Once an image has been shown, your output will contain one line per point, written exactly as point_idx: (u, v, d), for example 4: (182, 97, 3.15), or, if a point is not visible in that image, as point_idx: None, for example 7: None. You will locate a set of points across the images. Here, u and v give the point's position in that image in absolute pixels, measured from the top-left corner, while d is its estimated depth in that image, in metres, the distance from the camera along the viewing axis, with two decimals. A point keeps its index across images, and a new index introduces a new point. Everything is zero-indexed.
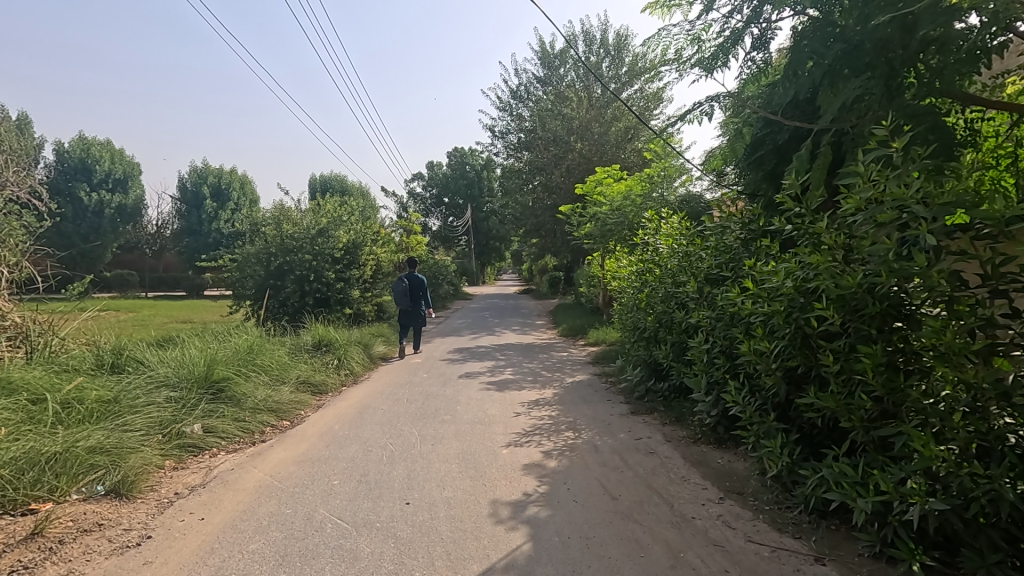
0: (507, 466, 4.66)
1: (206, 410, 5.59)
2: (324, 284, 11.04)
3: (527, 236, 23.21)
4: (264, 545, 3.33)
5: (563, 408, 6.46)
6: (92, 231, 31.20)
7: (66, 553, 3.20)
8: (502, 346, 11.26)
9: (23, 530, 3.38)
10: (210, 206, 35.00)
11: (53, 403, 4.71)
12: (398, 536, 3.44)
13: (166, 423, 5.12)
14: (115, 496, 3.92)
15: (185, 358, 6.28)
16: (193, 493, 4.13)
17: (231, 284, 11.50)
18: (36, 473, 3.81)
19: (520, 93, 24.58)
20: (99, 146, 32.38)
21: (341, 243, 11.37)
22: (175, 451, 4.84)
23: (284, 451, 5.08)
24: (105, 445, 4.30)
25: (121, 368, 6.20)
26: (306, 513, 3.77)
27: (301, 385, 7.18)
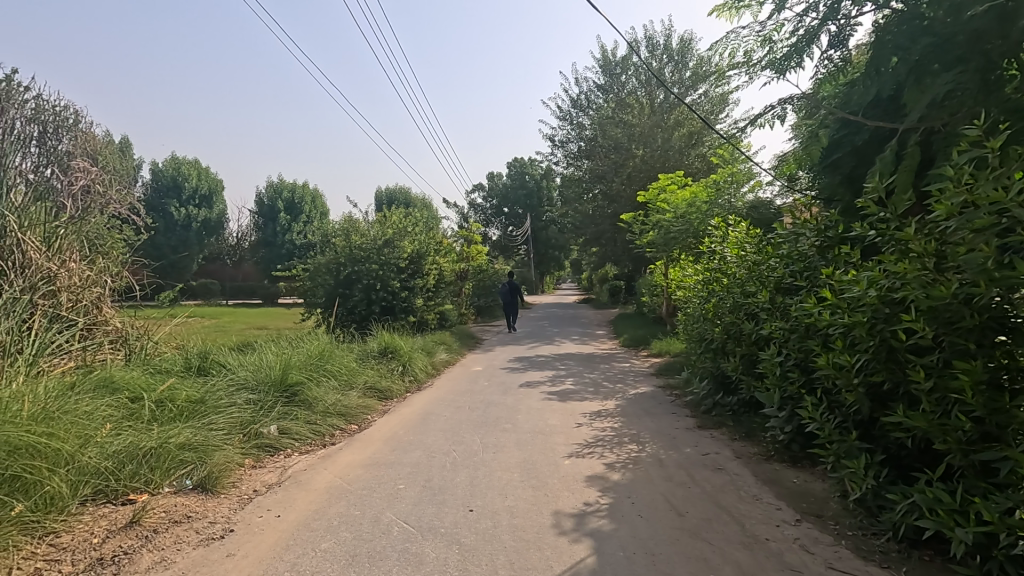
0: (569, 477, 4.61)
1: (281, 412, 5.89)
2: (389, 292, 11.41)
3: (587, 245, 23.02)
4: (335, 544, 3.46)
5: (626, 420, 6.33)
6: (180, 243, 33.75)
7: (160, 542, 3.44)
8: (563, 355, 11.20)
9: (123, 518, 3.67)
10: (285, 219, 37.10)
11: (149, 401, 5.10)
12: (462, 543, 3.48)
13: (246, 423, 5.44)
14: (202, 490, 4.20)
15: (262, 362, 6.65)
16: (270, 491, 4.36)
17: (303, 293, 12.09)
18: (134, 466, 4.13)
19: (581, 102, 24.59)
20: (189, 165, 35.00)
21: (406, 253, 11.74)
22: (254, 450, 5.13)
23: (351, 455, 5.27)
24: (193, 442, 4.61)
25: (206, 371, 6.63)
26: (373, 515, 3.89)
27: (368, 390, 7.44)
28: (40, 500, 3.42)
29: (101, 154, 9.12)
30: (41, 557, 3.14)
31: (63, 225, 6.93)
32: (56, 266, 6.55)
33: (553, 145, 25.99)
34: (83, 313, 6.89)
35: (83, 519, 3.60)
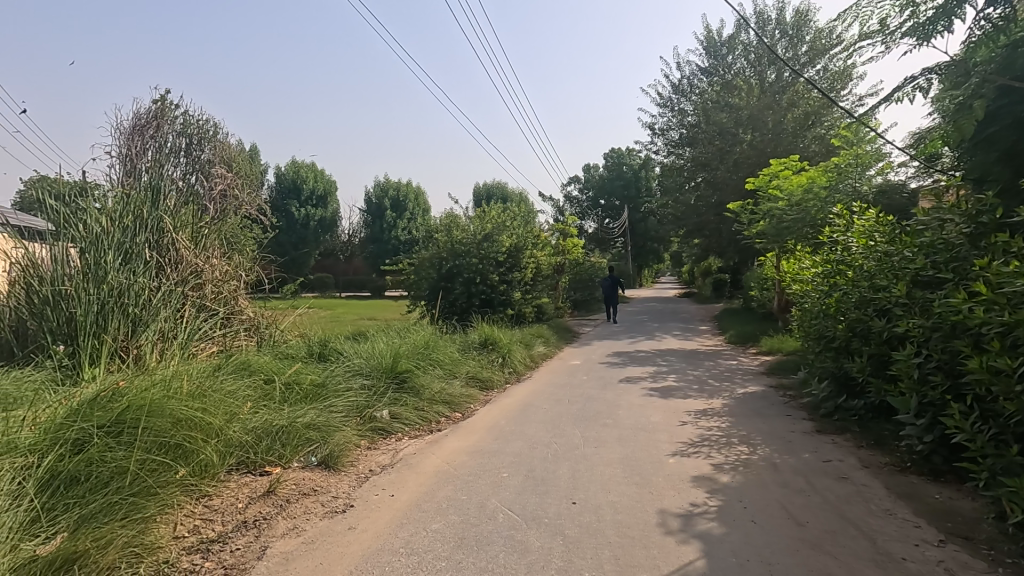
0: (674, 477, 4.46)
1: (392, 398, 6.26)
2: (488, 286, 11.70)
3: (689, 237, 22.07)
4: (444, 526, 3.62)
5: (735, 421, 6.00)
6: (301, 241, 36.88)
7: (292, 511, 3.79)
8: (664, 351, 10.85)
9: (262, 487, 4.10)
10: (390, 216, 39.27)
11: (280, 382, 5.61)
12: (566, 534, 3.50)
13: (361, 407, 5.84)
14: (325, 467, 4.58)
15: (374, 350, 7.09)
16: (384, 471, 4.65)
17: (409, 286, 12.73)
18: (269, 441, 4.59)
19: (683, 87, 23.58)
20: (307, 168, 38.00)
21: (505, 247, 11.97)
22: (369, 433, 5.51)
23: (456, 441, 5.48)
24: (317, 422, 5.03)
25: (326, 357, 7.19)
26: (479, 501, 4.02)
27: (470, 380, 7.70)
28: (197, 466, 3.89)
29: (236, 161, 10.18)
30: (199, 516, 3.58)
31: (207, 225, 7.87)
32: (203, 262, 7.46)
33: (652, 133, 25.18)
34: (223, 303, 7.78)
35: (230, 485, 4.06)
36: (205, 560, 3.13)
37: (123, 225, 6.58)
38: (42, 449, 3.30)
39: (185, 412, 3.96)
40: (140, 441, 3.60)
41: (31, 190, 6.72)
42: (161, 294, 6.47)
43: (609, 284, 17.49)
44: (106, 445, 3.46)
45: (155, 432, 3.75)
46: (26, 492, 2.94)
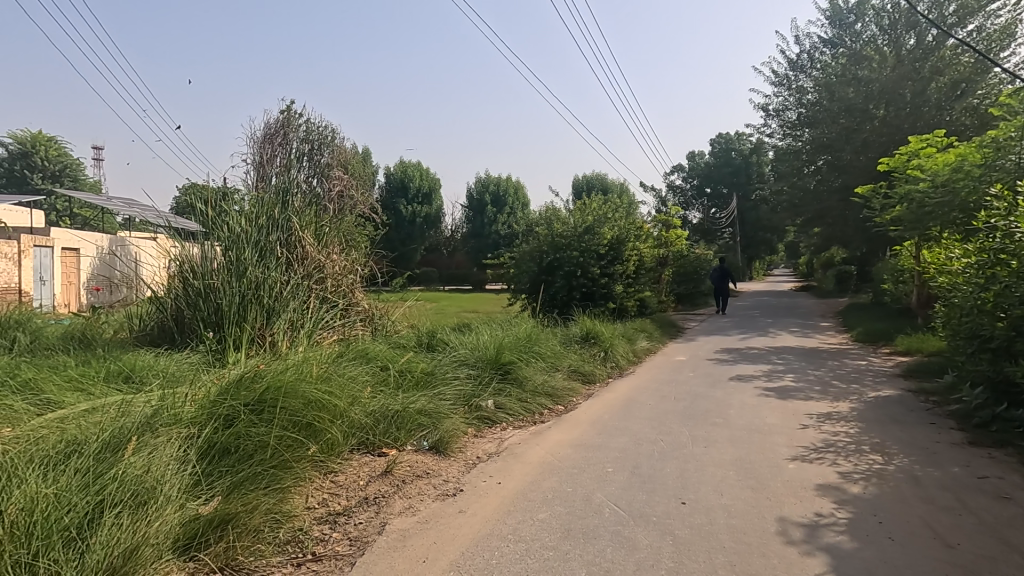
0: (795, 483, 4.15)
1: (497, 388, 6.42)
2: (589, 279, 11.60)
3: (807, 226, 20.36)
4: (551, 516, 3.65)
5: (865, 426, 5.46)
6: (408, 238, 38.94)
7: (408, 491, 4.03)
8: (780, 349, 10.12)
9: (380, 467, 4.39)
10: (491, 211, 40.23)
11: (394, 369, 5.96)
12: (675, 534, 3.39)
13: (468, 396, 6.06)
14: (436, 452, 4.82)
15: (479, 341, 7.29)
16: (490, 459, 4.79)
17: (510, 280, 12.95)
18: (386, 424, 4.90)
19: (801, 63, 21.75)
20: (413, 167, 39.91)
21: (606, 239, 11.79)
22: (475, 421, 5.71)
23: (560, 434, 5.51)
24: (428, 408, 5.29)
25: (434, 347, 7.53)
26: (585, 494, 4.01)
27: (572, 373, 7.69)
28: (324, 444, 4.25)
29: (352, 163, 10.92)
30: (327, 490, 3.92)
31: (328, 223, 8.44)
32: (324, 258, 8.00)
33: (766, 115, 23.50)
34: (342, 296, 8.32)
35: (352, 464, 4.39)
36: (333, 531, 3.42)
37: (259, 226, 7.32)
38: (201, 421, 3.76)
39: (315, 394, 4.33)
40: (278, 419, 4.00)
41: (186, 196, 7.66)
42: (291, 288, 7.10)
43: (720, 275, 16.86)
44: (251, 421, 3.87)
45: (290, 411, 4.14)
46: (190, 458, 3.38)
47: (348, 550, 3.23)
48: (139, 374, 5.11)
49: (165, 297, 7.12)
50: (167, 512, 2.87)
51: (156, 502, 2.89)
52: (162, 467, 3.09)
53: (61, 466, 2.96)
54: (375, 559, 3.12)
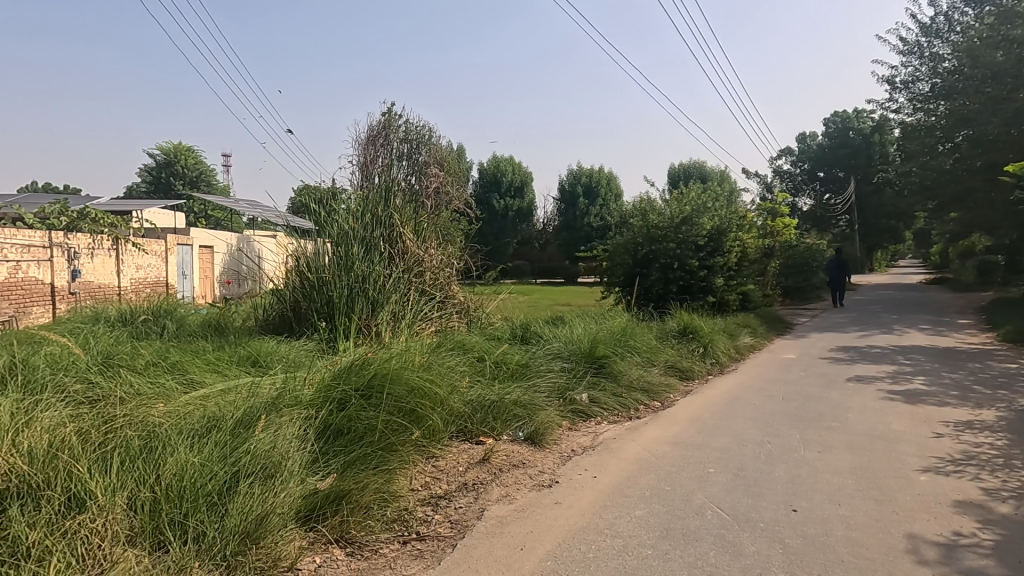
0: (928, 498, 3.73)
1: (591, 382, 6.37)
2: (687, 271, 11.14)
3: (942, 211, 18.13)
4: (649, 514, 3.57)
5: (1016, 438, 4.77)
6: (501, 232, 39.59)
7: (505, 479, 4.12)
8: (908, 348, 9.12)
9: (478, 455, 4.53)
10: (583, 203, 39.88)
11: (490, 360, 6.10)
12: (786, 543, 3.18)
13: (562, 389, 6.06)
14: (531, 443, 4.88)
15: (573, 334, 7.25)
16: (585, 453, 4.77)
17: (603, 273, 12.75)
18: (483, 414, 5.04)
19: (936, 28, 19.36)
20: (506, 162, 40.43)
21: (706, 230, 11.26)
22: (570, 414, 5.72)
23: (657, 431, 5.36)
24: (523, 400, 5.36)
25: (528, 340, 7.61)
26: (685, 494, 3.87)
27: (669, 369, 7.44)
28: (426, 430, 4.45)
29: (448, 161, 11.29)
30: (429, 474, 4.11)
31: (425, 218, 8.75)
32: (423, 252, 8.29)
33: (891, 89, 21.20)
34: (440, 288, 8.61)
35: (452, 451, 4.57)
36: (435, 513, 3.58)
37: (365, 223, 7.78)
38: (317, 404, 4.09)
39: (418, 382, 4.54)
40: (385, 405, 4.24)
41: (301, 197, 8.32)
42: (393, 281, 7.48)
43: (836, 263, 15.73)
44: (361, 405, 4.14)
45: (395, 398, 4.38)
46: (309, 438, 3.68)
47: (450, 532, 3.37)
48: (264, 359, 5.63)
49: (284, 290, 7.77)
50: (291, 486, 3.16)
51: (282, 475, 3.18)
52: (285, 444, 3.39)
53: (204, 438, 3.35)
54: (475, 543, 3.23)
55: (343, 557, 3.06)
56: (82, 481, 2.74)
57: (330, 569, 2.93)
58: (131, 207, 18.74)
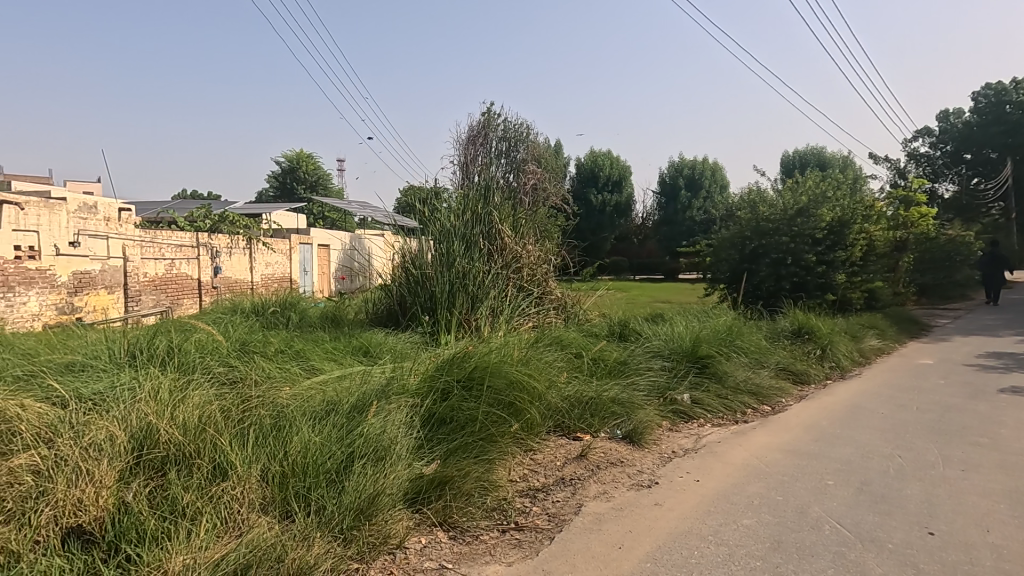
0: None
1: (694, 382, 6.11)
2: (803, 267, 10.31)
3: None
4: (758, 524, 3.37)
5: None
6: (598, 227, 39.01)
7: (602, 476, 4.08)
8: None
9: (575, 450, 4.53)
10: (685, 195, 38.31)
11: (587, 356, 6.05)
12: (919, 569, 2.86)
13: (663, 388, 5.88)
14: (630, 442, 4.79)
15: (675, 332, 6.99)
16: (687, 455, 4.60)
17: (707, 269, 12.16)
18: (580, 410, 5.03)
19: None
20: (604, 156, 39.81)
21: (825, 222, 10.34)
22: (670, 414, 5.54)
23: (767, 436, 5.03)
24: (622, 398, 5.26)
25: (626, 337, 7.45)
26: (799, 506, 3.61)
27: (781, 372, 6.94)
28: (525, 423, 4.52)
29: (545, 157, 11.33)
30: (527, 467, 4.18)
31: (523, 215, 8.85)
32: (521, 248, 8.38)
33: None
34: (537, 284, 8.66)
35: (549, 445, 4.61)
36: (533, 505, 3.63)
37: (465, 221, 8.02)
38: (423, 393, 4.30)
39: (517, 375, 4.62)
40: (485, 397, 4.38)
41: (407, 196, 8.76)
42: (492, 277, 7.66)
43: (988, 256, 13.75)
44: (462, 396, 4.30)
45: (495, 390, 4.49)
46: (415, 425, 3.89)
47: (548, 525, 3.40)
48: (373, 349, 6.02)
49: (391, 285, 8.24)
50: (399, 469, 3.36)
51: (391, 458, 3.40)
52: (394, 430, 3.61)
53: (324, 420, 3.66)
54: (573, 538, 3.24)
55: (446, 539, 3.21)
56: (225, 453, 3.10)
57: (434, 550, 3.08)
58: (262, 210, 20.82)
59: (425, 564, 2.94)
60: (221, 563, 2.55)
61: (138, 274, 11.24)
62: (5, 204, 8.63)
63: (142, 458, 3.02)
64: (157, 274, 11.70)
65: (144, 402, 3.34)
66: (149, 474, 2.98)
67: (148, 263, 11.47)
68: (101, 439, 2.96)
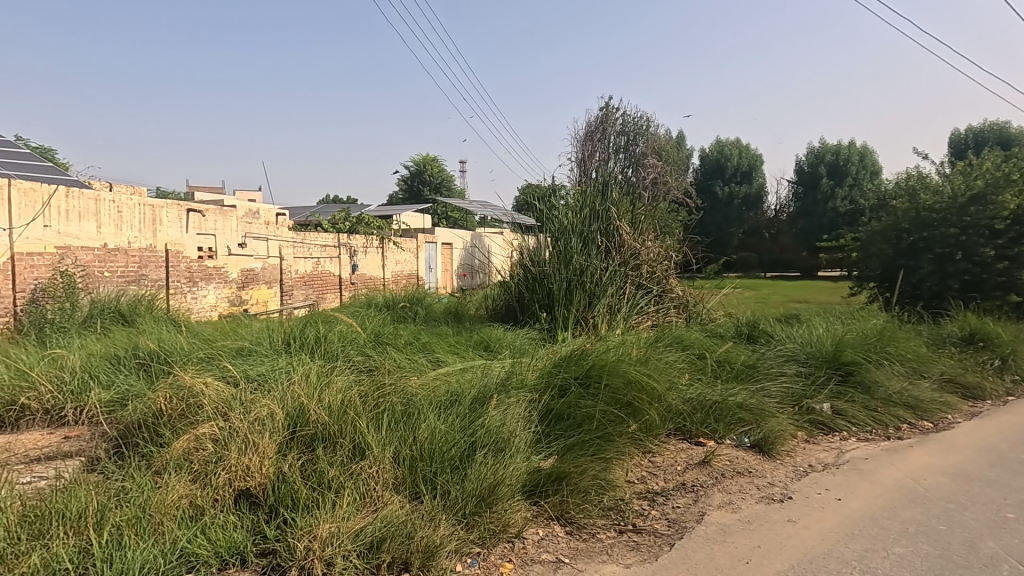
0: None
1: (836, 391, 5.54)
2: (977, 263, 8.86)
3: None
4: (914, 555, 2.98)
5: None
6: (725, 221, 36.71)
7: (728, 486, 3.86)
8: None
9: (698, 456, 4.33)
10: (827, 184, 34.74)
11: (712, 358, 5.74)
12: None
13: (798, 396, 5.40)
14: (759, 452, 4.49)
15: (813, 335, 6.38)
16: (826, 470, 4.19)
17: (854, 265, 10.92)
18: (704, 414, 4.80)
19: None
20: (731, 145, 37.42)
21: (1008, 210, 8.77)
22: (806, 425, 5.08)
23: (928, 457, 4.42)
24: (751, 404, 4.92)
25: (756, 339, 6.95)
26: (968, 539, 3.13)
27: (946, 384, 6.04)
28: (644, 424, 4.42)
29: None
30: (646, 469, 4.08)
31: (643, 210, 8.60)
32: (640, 244, 8.15)
33: None
34: (657, 282, 8.38)
35: (669, 448, 4.46)
36: (652, 509, 3.54)
37: (583, 218, 7.99)
38: (540, 389, 4.37)
39: (636, 375, 4.52)
40: (602, 395, 4.34)
41: (525, 195, 8.93)
42: (610, 274, 7.56)
43: None
44: (580, 394, 4.31)
45: (613, 389, 4.44)
46: (533, 419, 3.98)
47: (667, 530, 3.30)
48: (493, 344, 6.23)
49: (509, 282, 8.45)
50: (518, 461, 3.46)
51: (511, 450, 3.51)
52: (513, 423, 3.73)
53: (449, 410, 3.88)
54: (694, 546, 3.11)
55: (563, 534, 3.24)
56: (363, 434, 3.41)
57: (551, 543, 3.13)
58: (394, 211, 22.44)
59: (543, 556, 3.00)
60: (361, 534, 2.81)
61: (291, 271, 12.68)
62: (192, 212, 10.20)
63: (296, 434, 3.43)
64: (306, 271, 13.11)
65: (297, 385, 3.78)
66: (302, 448, 3.37)
67: (299, 261, 12.89)
68: (264, 415, 3.40)
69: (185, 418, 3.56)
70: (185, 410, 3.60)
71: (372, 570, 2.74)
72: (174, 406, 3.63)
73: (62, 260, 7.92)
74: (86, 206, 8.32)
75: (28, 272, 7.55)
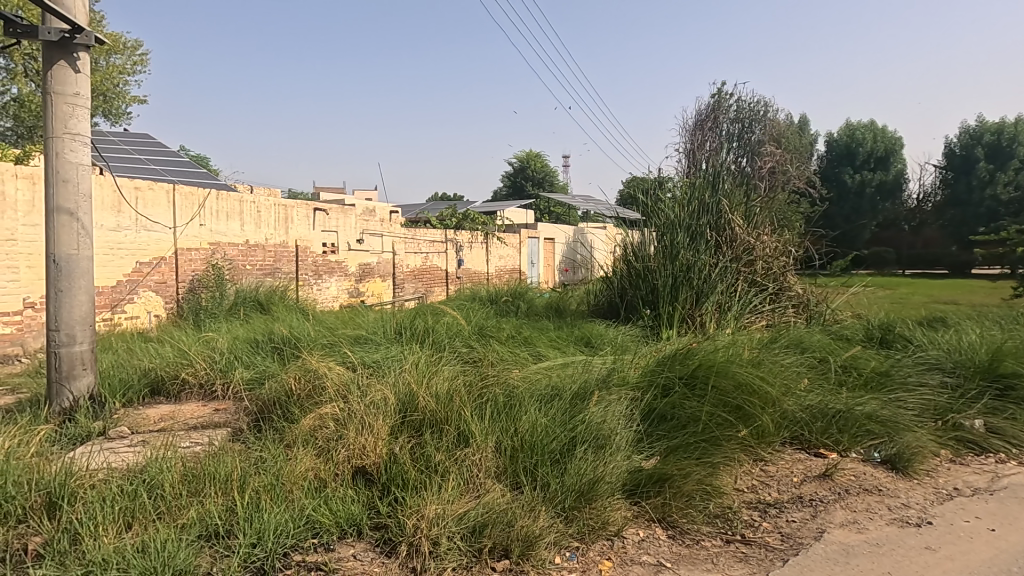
0: None
1: (991, 407, 4.82)
2: None
3: None
4: None
5: None
6: (855, 212, 33.21)
7: (853, 503, 3.53)
8: None
9: (818, 469, 4.00)
10: (984, 168, 30.08)
11: (835, 362, 5.25)
12: None
13: (942, 410, 4.77)
14: (891, 469, 4.05)
15: (963, 341, 5.59)
16: (977, 495, 3.68)
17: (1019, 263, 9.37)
18: (826, 423, 4.40)
19: None
20: (865, 129, 33.80)
21: None
22: (952, 442, 4.48)
23: None
24: (882, 415, 4.43)
25: (890, 343, 6.23)
26: None
27: None
28: (755, 430, 4.15)
29: None
30: (757, 478, 3.84)
31: (758, 202, 8.02)
32: (754, 238, 7.61)
33: None
34: (773, 279, 7.80)
35: (784, 458, 4.15)
36: (763, 520, 3.33)
37: (691, 211, 7.63)
38: (643, 387, 4.28)
39: (746, 377, 4.25)
40: (710, 397, 4.14)
41: (630, 188, 8.70)
42: (719, 270, 7.17)
43: None
44: (684, 394, 4.15)
45: (720, 391, 4.21)
46: (635, 417, 3.90)
47: (781, 544, 3.08)
48: (595, 340, 6.17)
49: (612, 277, 8.32)
50: (618, 460, 3.41)
51: (611, 448, 3.48)
52: (614, 421, 3.68)
53: (551, 403, 3.92)
54: (812, 564, 2.89)
55: (665, 537, 3.15)
56: (466, 422, 3.54)
57: (652, 545, 3.06)
58: (498, 207, 22.93)
59: (643, 558, 2.94)
60: (464, 517, 2.93)
61: (402, 265, 13.44)
62: (318, 211, 11.16)
63: (406, 419, 3.65)
64: (416, 266, 13.84)
65: (408, 372, 4.03)
66: (411, 432, 3.57)
67: (409, 257, 13.63)
68: (378, 400, 3.67)
69: (311, 398, 3.92)
70: (311, 392, 3.97)
71: (474, 553, 2.85)
72: (302, 388, 4.01)
73: (213, 255, 9.06)
74: (232, 207, 9.42)
75: (188, 265, 8.72)
